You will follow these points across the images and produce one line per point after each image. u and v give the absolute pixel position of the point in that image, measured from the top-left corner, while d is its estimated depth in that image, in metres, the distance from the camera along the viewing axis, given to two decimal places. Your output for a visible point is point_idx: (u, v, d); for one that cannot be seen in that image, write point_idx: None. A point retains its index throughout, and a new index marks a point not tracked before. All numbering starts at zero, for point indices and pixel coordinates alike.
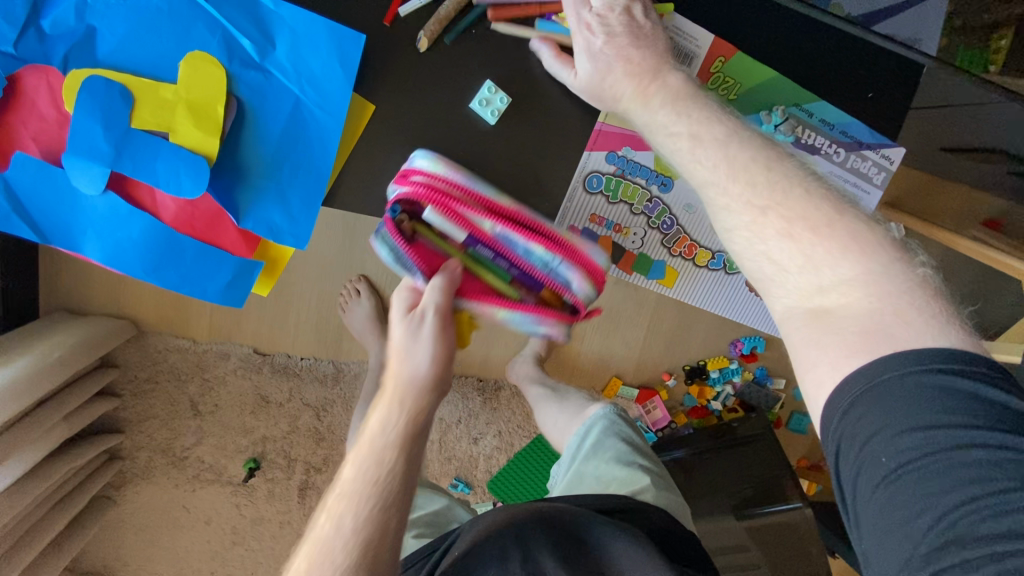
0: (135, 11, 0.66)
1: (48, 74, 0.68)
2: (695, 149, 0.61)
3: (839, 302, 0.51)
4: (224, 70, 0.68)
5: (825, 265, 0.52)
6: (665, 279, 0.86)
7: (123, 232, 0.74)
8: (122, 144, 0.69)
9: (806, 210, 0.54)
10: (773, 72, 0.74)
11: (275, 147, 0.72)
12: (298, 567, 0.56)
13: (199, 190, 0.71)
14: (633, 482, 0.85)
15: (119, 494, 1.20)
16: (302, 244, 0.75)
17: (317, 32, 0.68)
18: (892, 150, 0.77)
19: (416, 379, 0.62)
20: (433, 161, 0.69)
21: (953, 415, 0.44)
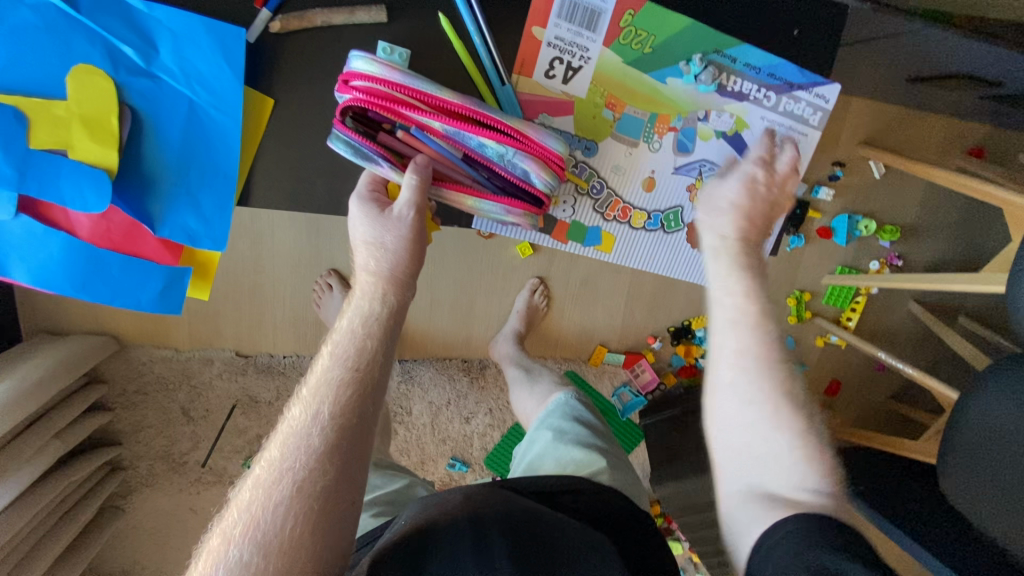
0: (11, 31, 0.65)
1: None
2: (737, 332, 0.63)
3: (805, 497, 0.56)
4: (111, 80, 0.67)
5: (779, 462, 0.59)
6: (602, 245, 0.85)
7: (43, 254, 0.75)
8: (25, 166, 0.67)
9: (785, 424, 0.59)
10: (688, 20, 0.71)
11: (176, 152, 0.72)
12: (245, 496, 0.55)
13: (106, 205, 0.70)
14: (590, 464, 0.87)
15: (126, 502, 1.25)
16: (220, 246, 0.77)
17: (195, 29, 0.66)
18: (826, 88, 0.76)
19: (394, 270, 0.69)
20: (367, 61, 0.66)
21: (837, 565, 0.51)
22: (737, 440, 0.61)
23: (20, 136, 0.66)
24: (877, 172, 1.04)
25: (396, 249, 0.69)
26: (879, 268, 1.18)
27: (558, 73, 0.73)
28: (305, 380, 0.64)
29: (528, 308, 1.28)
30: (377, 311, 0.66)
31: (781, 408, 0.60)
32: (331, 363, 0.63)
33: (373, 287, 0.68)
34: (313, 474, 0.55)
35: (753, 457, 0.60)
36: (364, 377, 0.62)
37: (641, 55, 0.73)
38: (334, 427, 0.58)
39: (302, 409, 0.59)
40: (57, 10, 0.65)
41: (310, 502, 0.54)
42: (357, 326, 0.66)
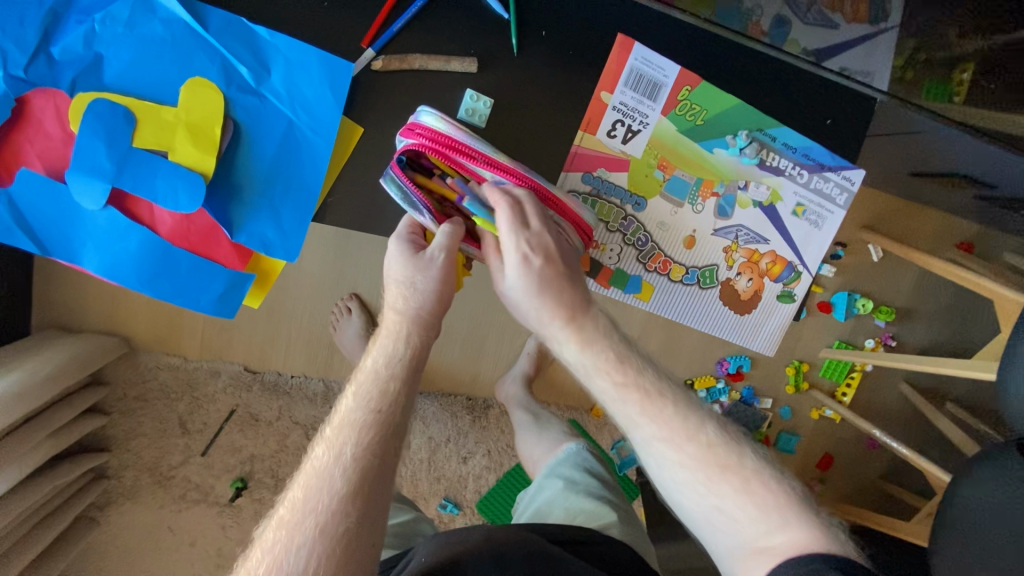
0: (138, 37, 0.64)
1: (55, 96, 0.65)
2: (578, 334, 0.62)
3: (721, 487, 0.56)
4: (222, 95, 0.66)
5: (692, 439, 0.58)
6: (641, 294, 0.84)
7: (120, 246, 0.71)
8: (124, 162, 0.66)
9: (732, 472, 0.56)
10: (736, 99, 0.72)
11: (268, 169, 0.69)
12: (269, 537, 0.52)
13: (197, 207, 0.69)
14: (601, 516, 0.87)
15: (103, 514, 1.19)
16: (292, 257, 0.73)
17: (308, 60, 0.65)
18: (854, 172, 0.77)
19: (422, 314, 0.64)
20: (436, 115, 0.64)
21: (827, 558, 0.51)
22: (695, 500, 0.57)
23: (127, 134, 0.65)
24: (877, 255, 1.11)
25: (427, 291, 0.64)
26: (874, 346, 1.23)
27: (620, 133, 0.74)
28: (328, 419, 0.59)
29: (538, 351, 1.30)
30: (401, 354, 0.61)
31: (665, 438, 0.58)
32: (350, 409, 0.58)
33: (398, 331, 0.63)
34: (337, 516, 0.51)
35: (743, 511, 0.55)
36: (387, 419, 0.57)
37: (693, 126, 0.74)
38: (358, 470, 0.53)
39: (326, 449, 0.55)
40: (183, 24, 0.64)
41: (332, 545, 0.50)
42: (381, 366, 0.60)
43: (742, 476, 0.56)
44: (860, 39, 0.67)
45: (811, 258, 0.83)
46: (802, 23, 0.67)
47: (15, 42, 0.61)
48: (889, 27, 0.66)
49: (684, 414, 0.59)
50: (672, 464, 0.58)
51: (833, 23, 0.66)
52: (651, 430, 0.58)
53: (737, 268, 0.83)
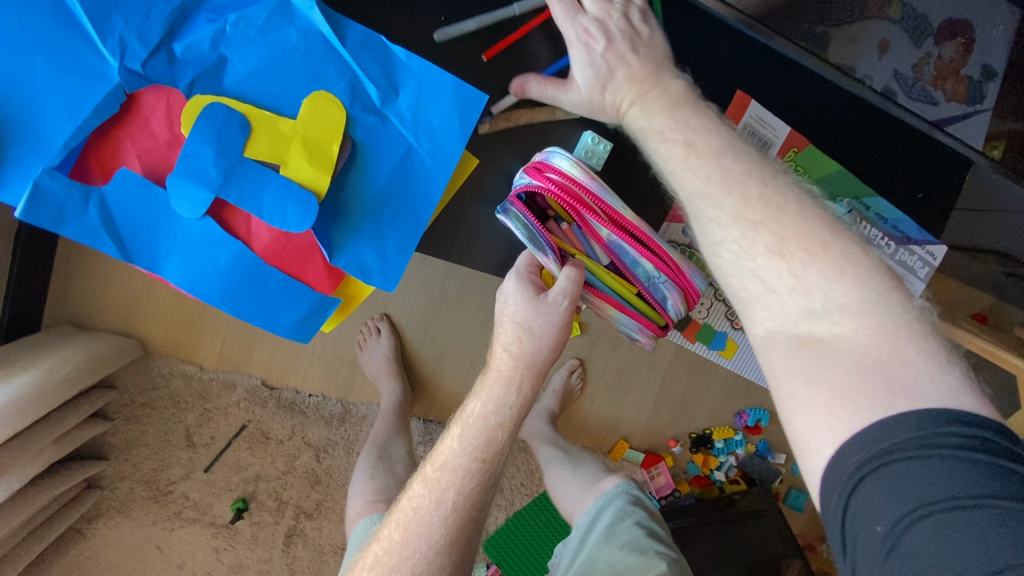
0: (267, 39, 0.51)
1: (172, 96, 0.50)
2: (696, 164, 0.51)
3: (831, 332, 0.45)
4: (344, 112, 0.52)
5: (819, 292, 0.46)
6: (725, 351, 0.74)
7: (207, 259, 0.53)
8: (233, 173, 0.50)
9: (850, 336, 0.44)
10: (837, 165, 0.65)
11: (381, 194, 0.54)
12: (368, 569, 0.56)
13: (305, 228, 0.52)
14: (650, 569, 0.81)
15: (90, 527, 1.10)
16: (393, 289, 0.56)
17: (442, 88, 0.53)
18: (937, 246, 0.70)
19: (535, 361, 0.60)
20: (571, 160, 0.56)
21: (986, 482, 0.37)
22: (791, 366, 0.46)
23: (239, 142, 0.50)
24: None
25: (543, 334, 0.59)
26: None
27: None
28: (429, 457, 0.61)
29: (564, 389, 1.28)
30: (509, 404, 0.59)
31: (783, 263, 0.48)
32: (454, 452, 0.59)
33: (508, 376, 0.59)
34: (433, 564, 0.55)
35: (851, 392, 0.43)
36: (489, 469, 0.58)
37: None
38: (457, 520, 0.56)
39: (428, 491, 0.58)
40: (320, 35, 0.52)
41: None
42: (489, 414, 0.59)
43: (873, 349, 0.43)
44: (957, 117, 0.68)
45: None
46: (908, 96, 0.66)
47: (138, 34, 0.48)
48: (981, 110, 0.70)
49: (839, 271, 0.46)
50: (765, 292, 0.49)
51: (935, 99, 0.67)
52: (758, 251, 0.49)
53: None
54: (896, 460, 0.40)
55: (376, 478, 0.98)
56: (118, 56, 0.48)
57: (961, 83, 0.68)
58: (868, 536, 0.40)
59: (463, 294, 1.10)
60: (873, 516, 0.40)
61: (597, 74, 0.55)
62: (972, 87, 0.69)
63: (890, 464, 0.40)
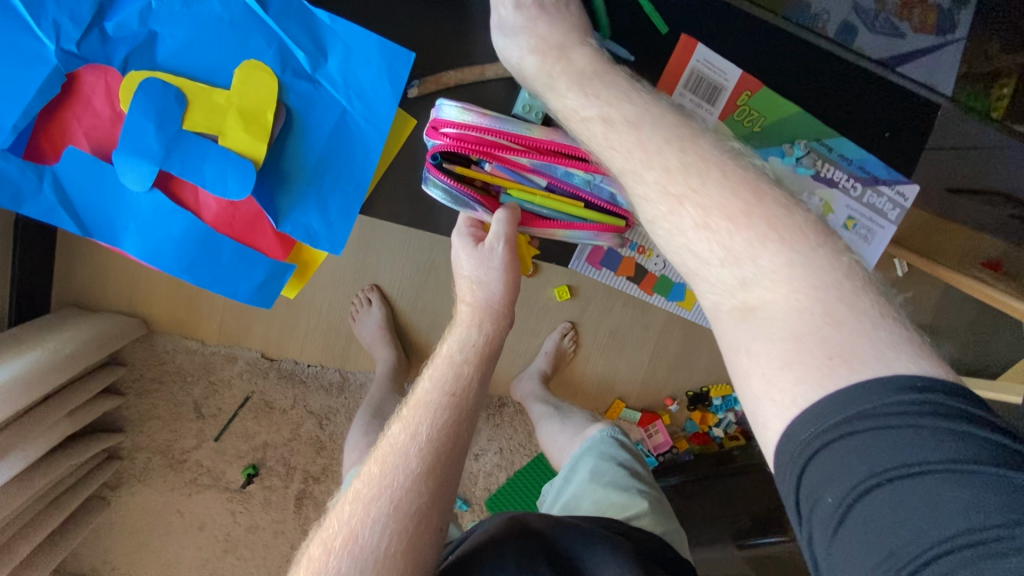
0: (195, 13, 0.52)
1: (107, 75, 0.52)
2: (621, 142, 0.50)
3: (762, 303, 0.44)
4: (275, 80, 0.53)
5: (749, 260, 0.44)
6: (685, 301, 0.78)
7: (160, 230, 0.58)
8: (173, 146, 0.54)
9: (790, 304, 0.43)
10: (796, 109, 0.63)
11: (319, 158, 0.57)
12: (345, 509, 0.51)
13: (246, 194, 0.55)
14: (630, 506, 0.85)
15: (114, 495, 1.19)
16: (339, 253, 0.59)
17: (368, 50, 0.54)
18: (908, 186, 0.68)
19: (491, 302, 0.61)
20: (460, 108, 0.55)
21: (939, 448, 0.36)
22: (734, 338, 0.45)
23: (176, 116, 0.52)
24: (905, 272, 1.07)
25: (495, 276, 0.60)
26: None
27: None
28: (406, 400, 0.59)
29: (556, 351, 1.29)
30: (474, 341, 0.59)
31: (722, 233, 0.45)
32: (426, 390, 0.57)
33: (470, 319, 0.61)
34: (410, 493, 0.50)
35: (795, 353, 0.41)
36: (463, 406, 0.56)
37: (749, 133, 0.64)
38: (431, 448, 0.53)
39: (404, 427, 0.55)
40: (244, 4, 0.52)
41: (404, 521, 0.49)
42: (455, 351, 0.59)
43: (796, 312, 0.42)
44: (925, 50, 0.64)
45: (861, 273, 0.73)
46: (869, 31, 0.63)
47: (70, 15, 0.50)
48: (955, 40, 0.64)
49: (765, 236, 0.44)
50: (701, 266, 0.47)
51: (900, 32, 0.63)
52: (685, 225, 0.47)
53: None
54: (848, 434, 0.38)
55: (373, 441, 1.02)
56: (53, 38, 0.50)
57: (929, 12, 0.63)
58: (823, 507, 0.39)
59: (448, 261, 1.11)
60: (828, 486, 0.38)
61: (506, 42, 0.54)
62: (942, 18, 0.63)
63: (840, 439, 0.38)
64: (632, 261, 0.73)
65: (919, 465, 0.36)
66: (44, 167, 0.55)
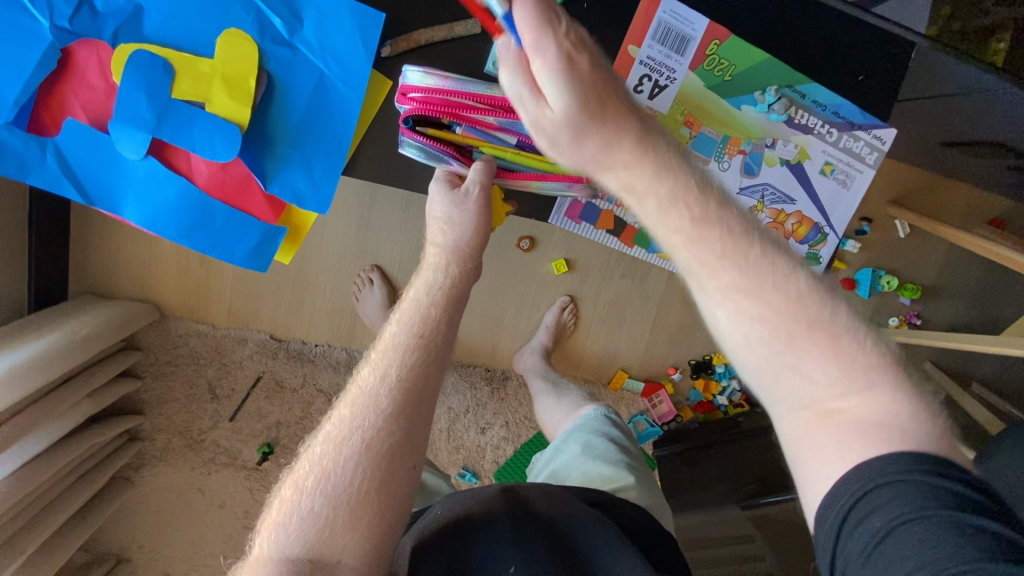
0: None
1: (99, 49, 0.56)
2: (698, 241, 0.43)
3: (853, 411, 0.40)
4: (255, 47, 0.56)
5: (861, 380, 0.40)
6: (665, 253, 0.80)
7: (157, 197, 0.62)
8: (163, 114, 0.57)
9: (825, 341, 0.40)
10: (765, 55, 0.64)
11: (301, 121, 0.60)
12: (316, 450, 0.52)
13: (233, 157, 0.59)
14: (615, 479, 0.87)
15: (137, 474, 1.25)
16: (325, 212, 0.62)
17: (340, 12, 0.56)
18: (885, 130, 0.69)
19: (460, 246, 0.63)
20: (423, 73, 0.57)
21: (967, 508, 0.36)
22: (802, 434, 0.41)
23: (165, 85, 0.56)
24: (905, 230, 1.06)
25: (462, 220, 0.63)
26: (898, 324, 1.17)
27: (646, 89, 0.66)
28: (374, 344, 0.60)
29: (556, 324, 1.31)
30: (440, 284, 0.61)
31: (825, 358, 0.40)
32: (394, 333, 0.59)
33: (438, 262, 0.63)
34: (381, 432, 0.52)
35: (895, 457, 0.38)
36: (430, 345, 0.58)
37: (720, 83, 0.66)
38: (401, 389, 0.54)
39: (372, 370, 0.56)
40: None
41: (378, 458, 0.51)
42: (421, 295, 0.61)
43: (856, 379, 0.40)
44: None
45: (837, 221, 0.74)
46: None
47: None
48: None
49: (855, 356, 0.40)
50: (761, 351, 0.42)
51: None
52: (753, 338, 0.41)
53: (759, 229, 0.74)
54: (898, 479, 0.37)
55: None
56: (47, 16, 0.54)
57: None
58: (856, 538, 0.37)
59: None
60: (868, 515, 0.37)
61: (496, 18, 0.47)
62: None
63: (891, 482, 0.37)
64: (609, 215, 0.77)
65: (952, 521, 0.35)
66: (45, 140, 0.59)
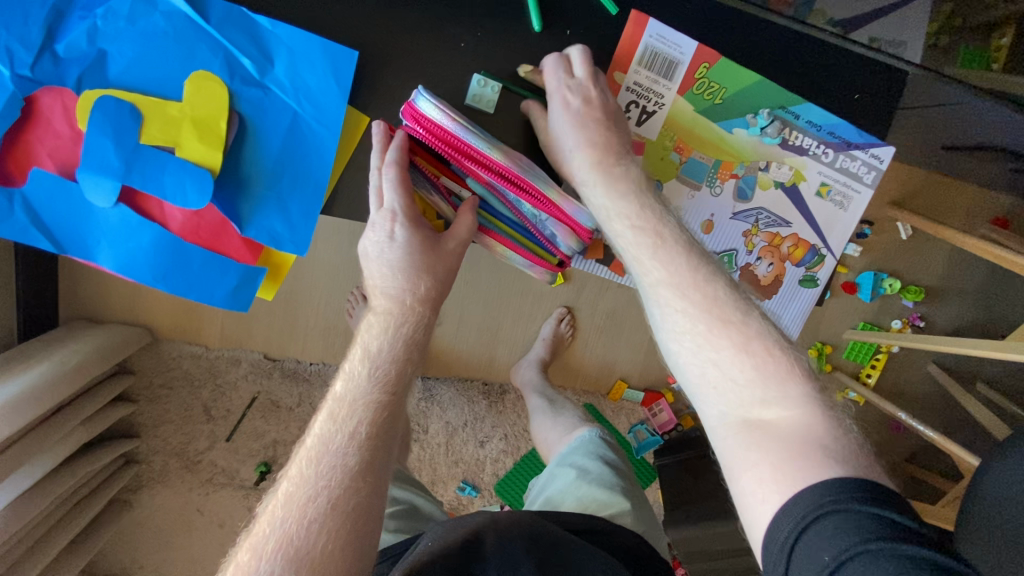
0: (140, 31, 0.55)
1: (63, 94, 0.56)
2: (656, 257, 0.54)
3: (777, 419, 0.48)
4: (225, 89, 0.56)
5: (774, 386, 0.48)
6: None
7: (131, 242, 0.61)
8: (133, 160, 0.57)
9: (777, 361, 0.49)
10: (757, 76, 0.62)
11: (276, 163, 0.59)
12: (277, 513, 0.49)
13: (206, 203, 0.59)
14: (611, 504, 0.85)
15: (135, 497, 1.24)
16: (304, 253, 0.61)
17: (311, 51, 0.56)
18: (883, 149, 0.66)
19: (429, 292, 0.61)
20: (431, 103, 0.56)
21: (888, 527, 0.39)
22: (744, 435, 0.48)
23: (133, 130, 0.56)
24: (908, 232, 1.02)
25: (442, 278, 0.61)
26: (900, 327, 1.14)
27: (633, 115, 0.64)
28: (328, 395, 0.57)
29: (553, 337, 1.29)
30: (402, 336, 0.59)
31: (744, 358, 0.49)
32: (356, 386, 0.56)
33: (395, 312, 0.60)
34: (349, 490, 0.50)
35: (793, 456, 0.45)
36: (395, 403, 0.56)
37: (711, 106, 0.64)
38: (369, 447, 0.53)
39: (338, 425, 0.53)
40: (185, 15, 0.55)
41: (344, 517, 0.49)
42: (383, 345, 0.59)
43: (761, 348, 0.50)
44: (890, 8, 0.63)
45: (835, 243, 0.71)
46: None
47: (21, 40, 0.53)
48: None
49: (779, 372, 0.49)
50: (706, 352, 0.51)
51: None
52: (694, 332, 0.51)
53: (756, 253, 0.71)
54: (838, 508, 0.41)
55: None
56: (8, 64, 0.54)
57: None
58: (805, 561, 0.40)
59: None
60: (803, 541, 0.41)
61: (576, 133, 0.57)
62: None
63: (834, 511, 0.41)
64: (599, 243, 0.71)
65: (878, 543, 0.38)
66: (12, 189, 0.58)
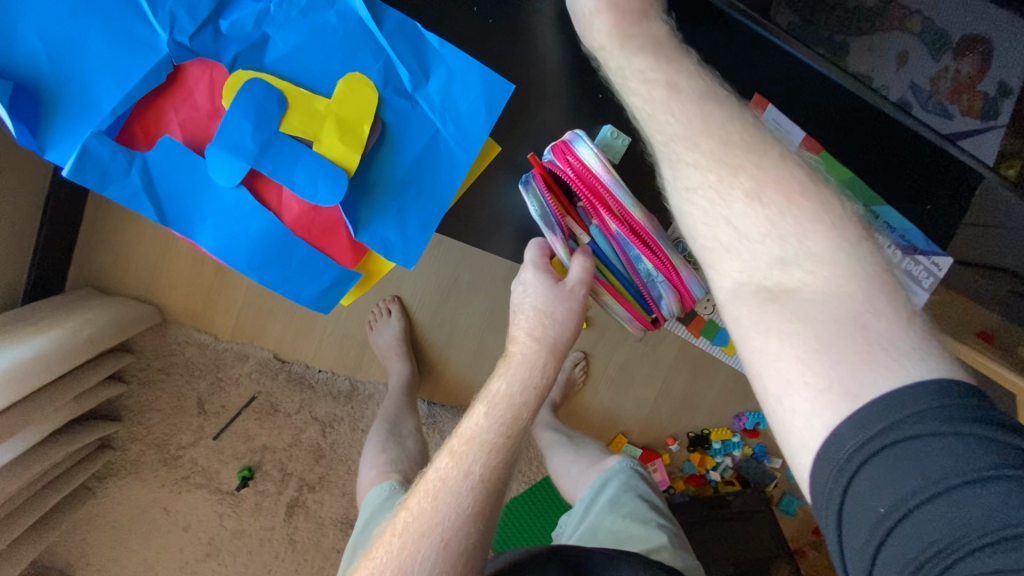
0: (309, 24, 0.55)
1: (214, 69, 0.56)
2: (676, 110, 0.50)
3: (803, 284, 0.43)
4: (377, 95, 0.57)
5: (798, 241, 0.44)
6: (729, 348, 0.78)
7: (238, 227, 0.59)
8: (267, 145, 0.56)
9: (810, 212, 0.44)
10: (849, 172, 0.64)
11: (406, 174, 0.60)
12: (393, 542, 0.55)
13: (334, 201, 0.58)
14: (649, 538, 0.83)
15: (100, 486, 1.15)
16: (411, 267, 0.62)
17: (469, 76, 0.57)
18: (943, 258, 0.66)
19: (558, 342, 0.61)
20: (592, 151, 0.55)
21: (979, 456, 0.34)
22: (758, 319, 0.43)
23: (276, 117, 0.55)
24: None
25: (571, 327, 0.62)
26: None
27: None
28: (458, 428, 0.60)
29: (566, 379, 1.29)
30: (534, 383, 0.60)
31: (759, 211, 0.45)
32: (481, 427, 0.58)
33: (532, 358, 0.60)
34: (460, 534, 0.55)
35: (822, 342, 0.40)
36: (514, 447, 0.58)
37: None
38: (481, 491, 0.56)
39: (455, 464, 0.57)
40: (359, 19, 0.56)
41: (453, 560, 0.54)
42: (515, 391, 0.59)
43: (787, 195, 0.45)
44: (976, 132, 0.66)
45: None
46: (923, 108, 0.64)
47: (188, 9, 0.53)
48: (996, 126, 0.66)
49: (814, 229, 0.44)
50: (738, 243, 0.46)
51: (949, 113, 0.65)
52: (718, 190, 0.47)
53: None
54: (909, 437, 0.35)
55: (385, 449, 0.97)
56: (167, 29, 0.53)
57: (977, 99, 0.66)
58: (873, 494, 0.36)
59: (475, 280, 1.11)
60: (867, 471, 0.36)
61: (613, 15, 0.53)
62: (987, 103, 0.66)
63: (905, 438, 0.36)
64: None
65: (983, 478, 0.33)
66: (135, 153, 0.56)
